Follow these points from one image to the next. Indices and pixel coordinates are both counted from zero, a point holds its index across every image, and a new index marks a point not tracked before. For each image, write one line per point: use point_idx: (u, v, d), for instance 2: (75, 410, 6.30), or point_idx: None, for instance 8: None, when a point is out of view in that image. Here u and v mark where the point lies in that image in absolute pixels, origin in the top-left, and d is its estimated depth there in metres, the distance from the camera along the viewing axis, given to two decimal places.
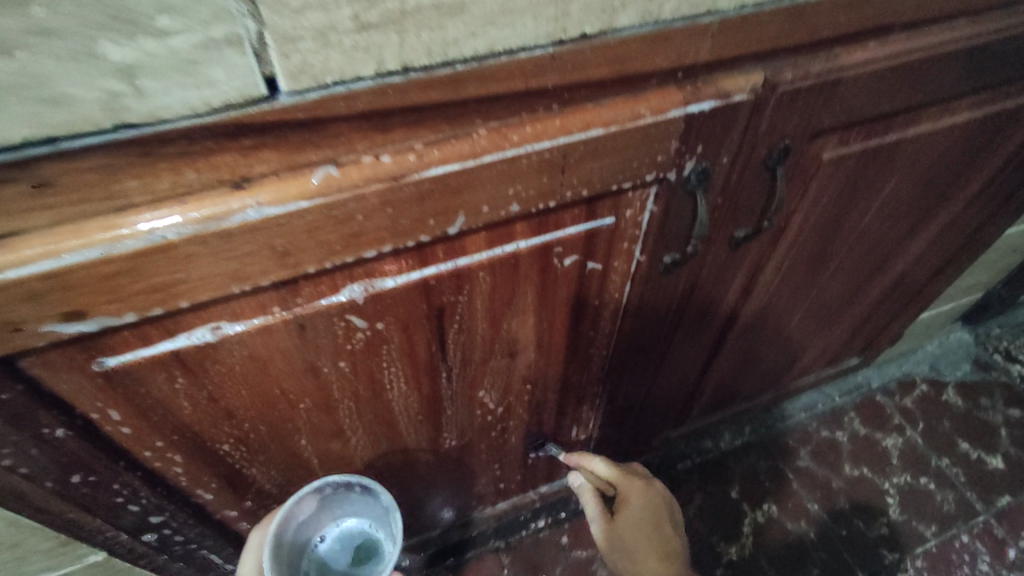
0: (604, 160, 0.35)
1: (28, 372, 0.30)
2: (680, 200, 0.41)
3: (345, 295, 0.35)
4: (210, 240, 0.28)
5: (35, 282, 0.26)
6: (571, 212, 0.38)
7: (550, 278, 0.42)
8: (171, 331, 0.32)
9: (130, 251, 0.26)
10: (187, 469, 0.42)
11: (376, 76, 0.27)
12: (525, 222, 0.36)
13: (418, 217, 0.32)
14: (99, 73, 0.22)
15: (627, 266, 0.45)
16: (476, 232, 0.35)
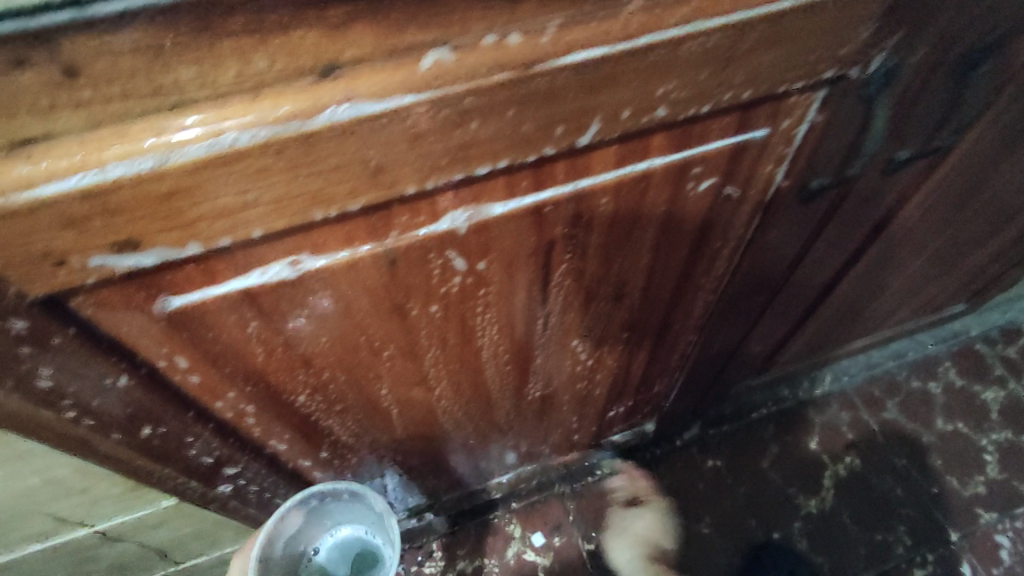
0: (780, 51, 0.26)
1: (81, 315, 0.25)
2: (851, 107, 0.32)
3: (446, 223, 0.28)
4: (291, 147, 0.21)
5: (77, 202, 0.20)
6: (719, 123, 0.30)
7: (678, 207, 0.34)
8: (243, 266, 0.26)
9: (190, 159, 0.20)
10: (259, 420, 0.38)
11: None
12: (665, 133, 0.29)
13: (544, 122, 0.25)
14: None
15: (764, 193, 0.37)
16: (606, 146, 0.28)
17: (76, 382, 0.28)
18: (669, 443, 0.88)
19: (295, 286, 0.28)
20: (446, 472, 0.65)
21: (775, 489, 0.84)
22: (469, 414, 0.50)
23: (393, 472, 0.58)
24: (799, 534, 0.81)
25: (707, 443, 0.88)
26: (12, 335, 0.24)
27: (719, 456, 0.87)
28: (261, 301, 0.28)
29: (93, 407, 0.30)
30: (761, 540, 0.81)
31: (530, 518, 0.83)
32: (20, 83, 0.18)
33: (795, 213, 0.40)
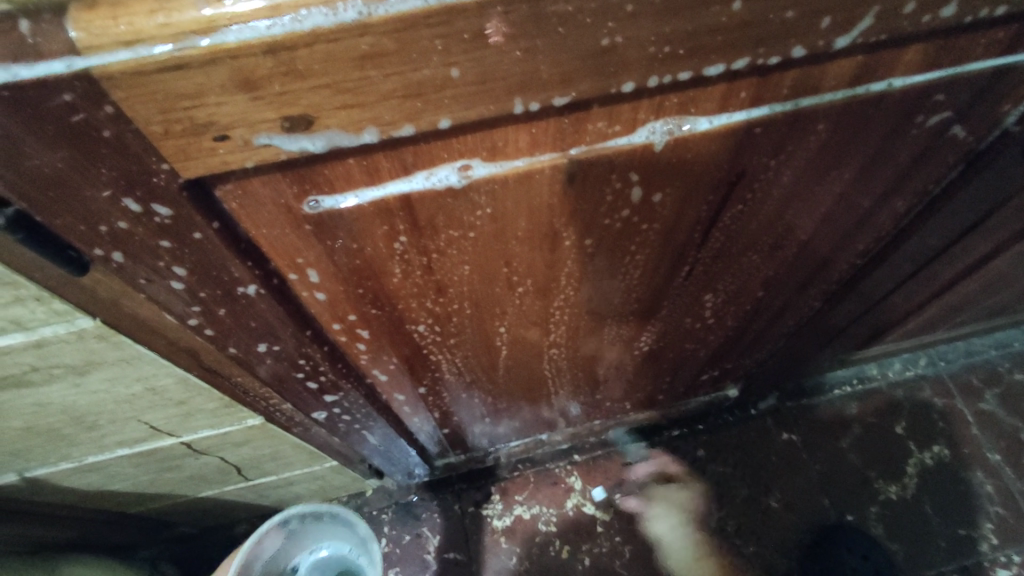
0: None
1: (223, 207, 0.22)
2: None
3: (642, 137, 0.24)
4: (520, 7, 0.17)
5: (255, 59, 0.16)
6: (990, 39, 0.23)
7: (891, 144, 0.29)
8: (409, 167, 0.22)
9: (399, 14, 0.16)
10: (371, 346, 0.35)
11: None
12: (927, 46, 0.23)
13: (813, 10, 0.19)
14: None
15: (987, 137, 0.31)
16: (856, 56, 0.22)
17: (206, 287, 0.25)
18: (743, 411, 0.84)
19: (458, 194, 0.24)
20: (525, 421, 0.62)
21: (853, 470, 0.80)
22: (572, 363, 0.47)
23: (476, 415, 0.55)
24: (875, 518, 0.77)
25: (783, 415, 0.84)
26: (154, 222, 0.21)
27: (795, 430, 0.83)
28: (417, 209, 0.24)
29: (212, 316, 0.27)
30: (833, 521, 0.77)
31: (592, 472, 0.81)
32: None
33: (1003, 168, 0.34)
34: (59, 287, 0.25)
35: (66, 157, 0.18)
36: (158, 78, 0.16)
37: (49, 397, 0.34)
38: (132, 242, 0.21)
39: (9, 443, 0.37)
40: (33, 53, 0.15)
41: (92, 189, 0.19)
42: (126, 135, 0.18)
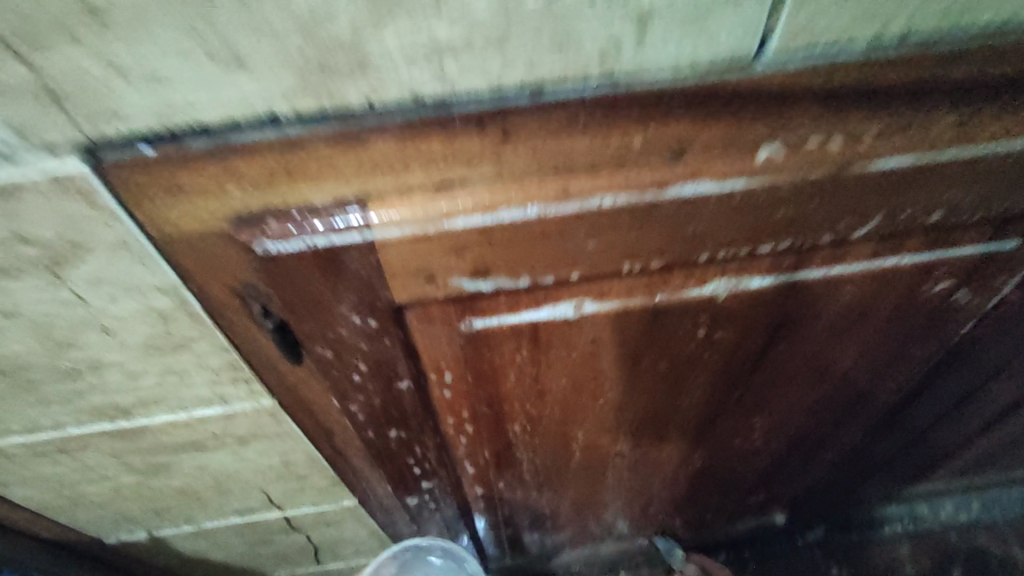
0: None
1: (407, 324, 0.30)
2: None
3: (709, 289, 0.32)
4: (636, 208, 0.25)
5: (468, 235, 0.25)
6: (976, 231, 0.31)
7: (906, 303, 0.36)
8: (539, 302, 0.30)
9: (562, 213, 0.25)
10: (471, 440, 0.42)
11: (871, 49, 0.22)
12: (922, 236, 0.31)
13: (834, 215, 0.28)
14: (612, 14, 0.19)
15: (986, 301, 0.37)
16: (866, 243, 0.30)
17: (376, 381, 0.33)
18: (791, 543, 0.84)
19: (572, 322, 0.32)
20: (581, 530, 0.66)
21: None
22: (633, 472, 0.52)
23: (537, 517, 0.60)
24: None
25: (833, 549, 0.83)
26: (363, 332, 0.29)
27: (844, 566, 0.82)
28: (540, 330, 0.32)
29: (369, 402, 0.35)
30: None
31: None
32: (467, 145, 0.22)
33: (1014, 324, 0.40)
34: (265, 373, 0.33)
35: (330, 287, 0.27)
36: (406, 242, 0.25)
37: (210, 461, 0.41)
38: (342, 343, 0.30)
39: (160, 499, 0.45)
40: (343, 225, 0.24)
41: (335, 307, 0.28)
42: (371, 275, 0.27)
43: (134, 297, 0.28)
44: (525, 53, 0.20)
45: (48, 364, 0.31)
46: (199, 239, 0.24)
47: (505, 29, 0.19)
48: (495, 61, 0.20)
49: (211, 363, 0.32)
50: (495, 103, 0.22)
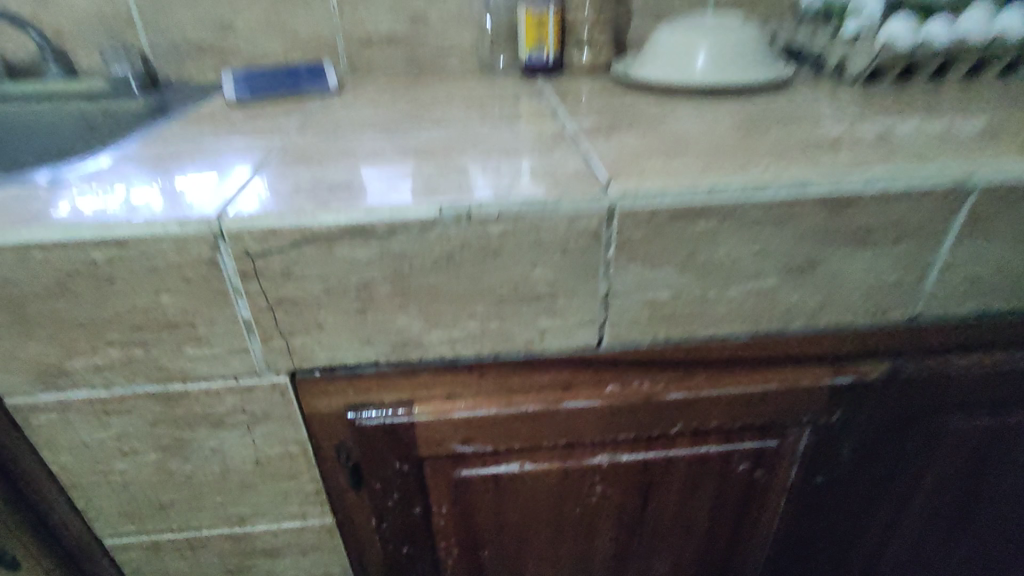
0: (777, 403, 0.52)
1: (424, 468, 0.52)
2: (828, 436, 0.55)
3: (598, 459, 0.54)
4: (545, 409, 0.49)
5: (461, 419, 0.49)
6: (751, 431, 0.54)
7: (726, 478, 0.57)
8: (499, 459, 0.52)
9: (508, 409, 0.49)
10: (455, 564, 0.60)
11: (648, 343, 0.49)
12: (716, 434, 0.54)
13: (656, 419, 0.51)
14: (527, 329, 0.47)
15: (785, 481, 0.58)
16: (683, 436, 0.53)
17: (402, 504, 0.54)
18: None
19: (519, 477, 0.53)
20: None
21: None
22: None
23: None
24: None
25: None
26: (398, 471, 0.52)
27: None
28: (502, 482, 0.54)
29: (394, 522, 0.55)
30: None
31: None
32: (464, 377, 0.48)
33: (816, 503, 0.59)
34: (334, 498, 0.55)
35: (385, 442, 0.50)
36: (428, 421, 0.49)
37: (277, 567, 0.61)
38: (386, 478, 0.52)
39: None
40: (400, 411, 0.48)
41: (386, 455, 0.51)
42: (409, 435, 0.49)
43: (280, 445, 0.51)
44: (491, 343, 0.47)
45: (215, 482, 0.53)
46: (327, 413, 0.49)
47: (481, 334, 0.46)
48: (478, 345, 0.47)
49: (304, 488, 0.54)
50: (477, 360, 0.48)
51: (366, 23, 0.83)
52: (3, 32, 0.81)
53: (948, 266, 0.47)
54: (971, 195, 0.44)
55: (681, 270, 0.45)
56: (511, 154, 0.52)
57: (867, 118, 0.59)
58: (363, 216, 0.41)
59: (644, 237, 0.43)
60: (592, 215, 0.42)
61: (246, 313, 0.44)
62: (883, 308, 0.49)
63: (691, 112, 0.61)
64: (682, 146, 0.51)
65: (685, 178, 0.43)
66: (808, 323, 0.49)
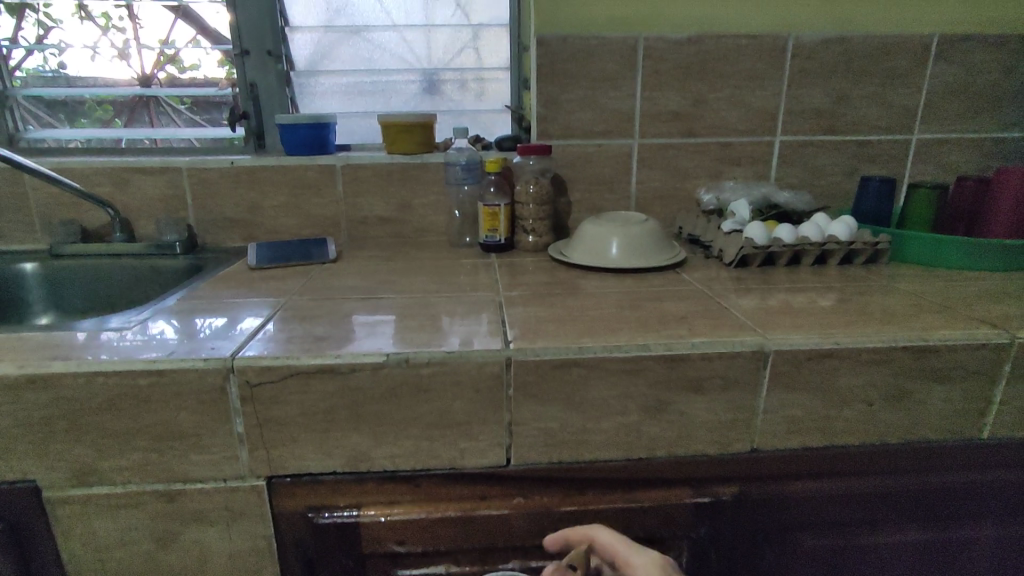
0: (653, 517, 0.64)
1: (364, 567, 0.64)
2: (701, 553, 0.65)
3: (510, 564, 0.65)
4: (462, 514, 0.62)
5: (397, 521, 0.62)
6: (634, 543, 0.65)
7: None
8: (427, 560, 0.64)
9: (433, 514, 0.62)
10: None
11: (547, 462, 0.63)
12: None
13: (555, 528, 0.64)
14: (451, 448, 0.61)
15: None
16: None
17: None
18: None
19: None
20: None
21: None
22: None
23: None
24: None
25: None
26: (344, 567, 0.63)
27: None
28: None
29: None
30: None
31: None
32: (403, 486, 0.62)
33: None
34: None
35: (335, 540, 0.62)
36: (370, 522, 0.62)
37: None
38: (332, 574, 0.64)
39: None
40: (349, 513, 0.62)
41: (335, 552, 0.63)
42: (354, 535, 0.62)
43: (250, 541, 0.63)
44: (423, 458, 0.62)
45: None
46: (291, 513, 0.62)
47: (416, 450, 0.61)
48: (414, 459, 0.62)
49: None
50: (412, 472, 0.62)
51: (363, 207, 1.07)
52: (83, 206, 1.05)
53: (768, 409, 0.63)
54: (770, 357, 0.61)
55: (564, 405, 0.61)
56: (451, 316, 0.70)
57: (725, 295, 0.78)
58: (331, 360, 0.58)
59: (534, 380, 0.60)
60: (495, 362, 0.59)
61: (240, 428, 0.59)
62: (726, 440, 0.64)
63: (596, 286, 0.81)
64: (575, 314, 0.69)
65: (563, 341, 0.61)
66: (671, 452, 0.63)
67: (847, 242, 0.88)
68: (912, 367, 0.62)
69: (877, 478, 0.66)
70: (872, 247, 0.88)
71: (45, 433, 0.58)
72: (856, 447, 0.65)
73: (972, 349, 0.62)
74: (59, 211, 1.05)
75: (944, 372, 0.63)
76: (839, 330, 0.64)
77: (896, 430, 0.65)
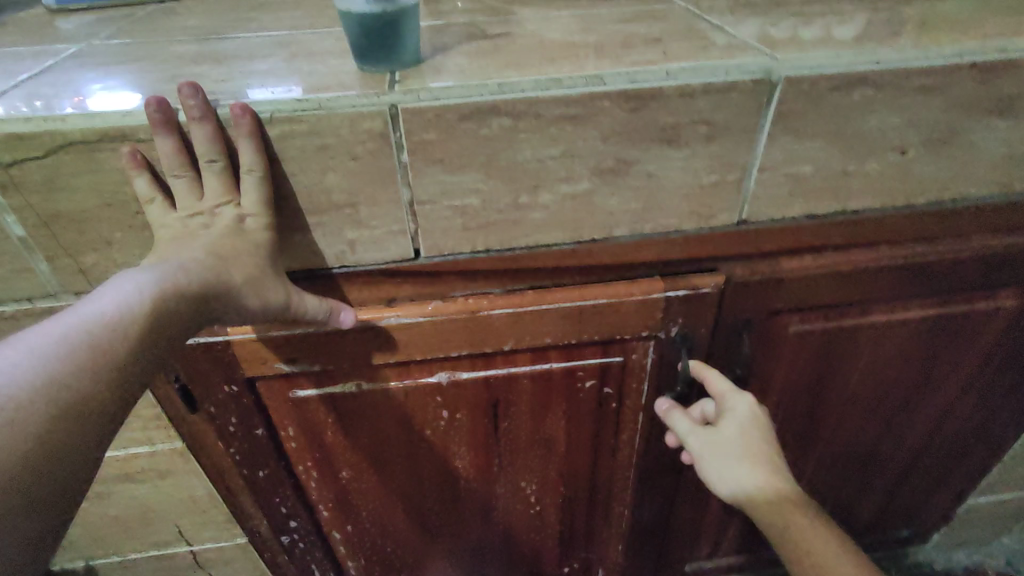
0: (614, 317, 0.52)
1: (257, 389, 0.53)
2: (672, 355, 0.56)
3: (436, 377, 0.55)
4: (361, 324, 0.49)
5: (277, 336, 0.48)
6: (592, 347, 0.55)
7: (570, 397, 0.59)
8: (335, 378, 0.53)
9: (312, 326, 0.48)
10: (317, 481, 0.62)
11: (472, 253, 0.48)
12: (557, 350, 0.55)
13: (486, 337, 0.52)
14: (337, 242, 0.45)
15: (637, 393, 0.59)
16: (523, 352, 0.54)
17: (243, 427, 0.55)
18: None
19: (357, 397, 0.55)
20: None
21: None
22: (452, 528, 0.71)
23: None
24: None
25: None
26: (231, 395, 0.53)
27: None
28: (341, 402, 0.55)
29: (241, 445, 0.57)
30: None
31: None
32: None
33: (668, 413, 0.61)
34: (176, 418, 0.55)
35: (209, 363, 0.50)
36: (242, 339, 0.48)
37: (135, 491, 0.61)
38: (220, 404, 0.53)
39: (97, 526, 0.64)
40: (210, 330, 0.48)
41: (218, 379, 0.51)
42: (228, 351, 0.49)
43: None
44: (301, 256, 0.46)
45: None
46: None
47: (287, 247, 0.45)
48: (288, 257, 0.46)
49: (144, 412, 0.55)
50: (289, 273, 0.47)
51: None
52: None
53: (766, 166, 0.46)
54: (777, 88, 0.42)
55: (484, 174, 0.43)
56: (323, 54, 0.48)
57: (718, 15, 0.56)
58: (123, 122, 0.38)
59: (438, 137, 0.41)
60: (376, 115, 0.40)
61: (19, 231, 0.41)
62: (706, 210, 0.48)
63: (540, 13, 0.58)
64: (503, 45, 0.48)
65: (478, 77, 0.41)
66: (634, 229, 0.48)
67: None
68: (969, 95, 0.45)
69: (887, 249, 0.52)
70: None
71: None
72: (868, 212, 0.50)
73: None
74: None
75: (1012, 99, 0.45)
76: (878, 45, 0.44)
77: (926, 186, 0.49)
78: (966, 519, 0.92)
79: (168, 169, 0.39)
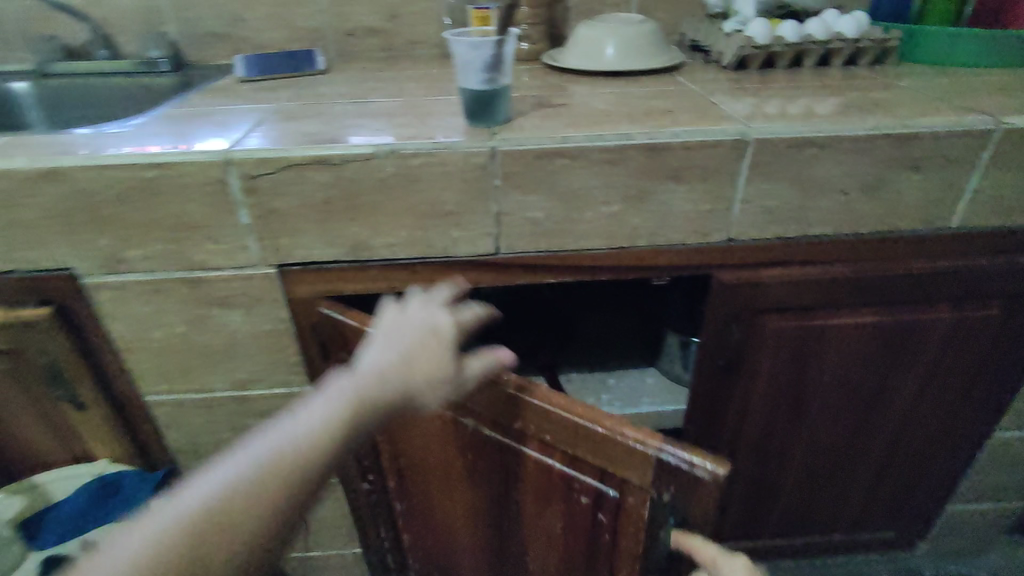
0: (610, 446, 0.55)
1: None
2: (664, 514, 0.55)
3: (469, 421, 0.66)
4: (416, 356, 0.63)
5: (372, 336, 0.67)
6: (593, 468, 0.58)
7: (569, 500, 0.62)
8: None
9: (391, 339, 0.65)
10: (388, 455, 0.80)
11: (537, 252, 0.69)
12: (563, 454, 0.60)
13: (505, 406, 0.60)
14: (446, 238, 0.67)
15: (632, 540, 0.58)
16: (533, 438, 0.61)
17: None
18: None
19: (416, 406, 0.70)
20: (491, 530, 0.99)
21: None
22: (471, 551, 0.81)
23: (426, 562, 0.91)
24: None
25: None
26: (348, 362, 0.73)
27: None
28: None
29: None
30: None
31: None
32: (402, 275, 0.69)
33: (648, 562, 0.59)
34: (312, 366, 0.75)
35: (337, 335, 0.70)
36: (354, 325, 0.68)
37: None
38: (342, 364, 0.74)
39: None
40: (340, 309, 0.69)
41: (341, 348, 0.71)
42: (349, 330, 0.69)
43: (273, 322, 0.72)
44: (420, 247, 0.67)
45: (225, 351, 0.73)
46: (304, 298, 0.70)
47: (412, 241, 0.67)
48: (412, 248, 0.67)
49: (289, 360, 0.75)
50: (410, 260, 0.68)
51: (350, 17, 1.02)
52: (60, 23, 1.01)
53: (746, 199, 0.66)
54: (750, 145, 0.63)
55: (548, 196, 0.65)
56: (441, 115, 0.71)
57: (719, 95, 0.77)
58: (325, 153, 0.61)
59: (519, 169, 0.63)
60: (482, 154, 0.62)
61: (247, 220, 0.64)
62: (703, 229, 0.68)
63: (589, 90, 0.81)
64: (564, 112, 0.70)
65: (548, 133, 0.63)
66: (651, 241, 0.68)
67: (854, 38, 0.84)
68: (890, 155, 0.64)
69: (838, 265, 0.71)
70: (881, 43, 0.84)
71: (73, 225, 0.63)
72: (826, 237, 0.69)
73: (952, 135, 0.63)
74: (37, 27, 1.01)
75: (922, 158, 0.64)
76: (823, 120, 0.64)
77: (866, 219, 0.68)
78: (950, 525, 1.05)
79: (353, 182, 0.62)
